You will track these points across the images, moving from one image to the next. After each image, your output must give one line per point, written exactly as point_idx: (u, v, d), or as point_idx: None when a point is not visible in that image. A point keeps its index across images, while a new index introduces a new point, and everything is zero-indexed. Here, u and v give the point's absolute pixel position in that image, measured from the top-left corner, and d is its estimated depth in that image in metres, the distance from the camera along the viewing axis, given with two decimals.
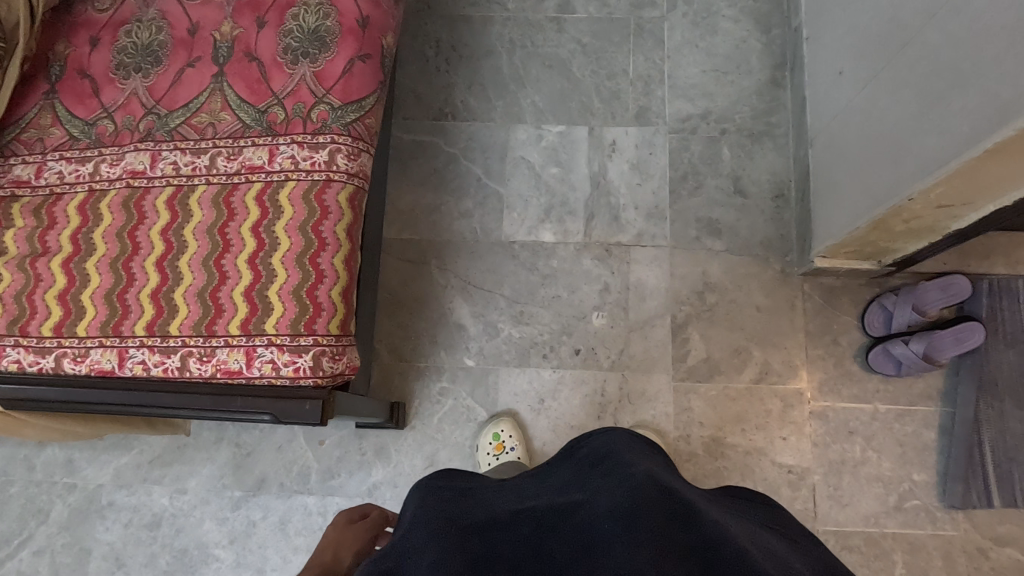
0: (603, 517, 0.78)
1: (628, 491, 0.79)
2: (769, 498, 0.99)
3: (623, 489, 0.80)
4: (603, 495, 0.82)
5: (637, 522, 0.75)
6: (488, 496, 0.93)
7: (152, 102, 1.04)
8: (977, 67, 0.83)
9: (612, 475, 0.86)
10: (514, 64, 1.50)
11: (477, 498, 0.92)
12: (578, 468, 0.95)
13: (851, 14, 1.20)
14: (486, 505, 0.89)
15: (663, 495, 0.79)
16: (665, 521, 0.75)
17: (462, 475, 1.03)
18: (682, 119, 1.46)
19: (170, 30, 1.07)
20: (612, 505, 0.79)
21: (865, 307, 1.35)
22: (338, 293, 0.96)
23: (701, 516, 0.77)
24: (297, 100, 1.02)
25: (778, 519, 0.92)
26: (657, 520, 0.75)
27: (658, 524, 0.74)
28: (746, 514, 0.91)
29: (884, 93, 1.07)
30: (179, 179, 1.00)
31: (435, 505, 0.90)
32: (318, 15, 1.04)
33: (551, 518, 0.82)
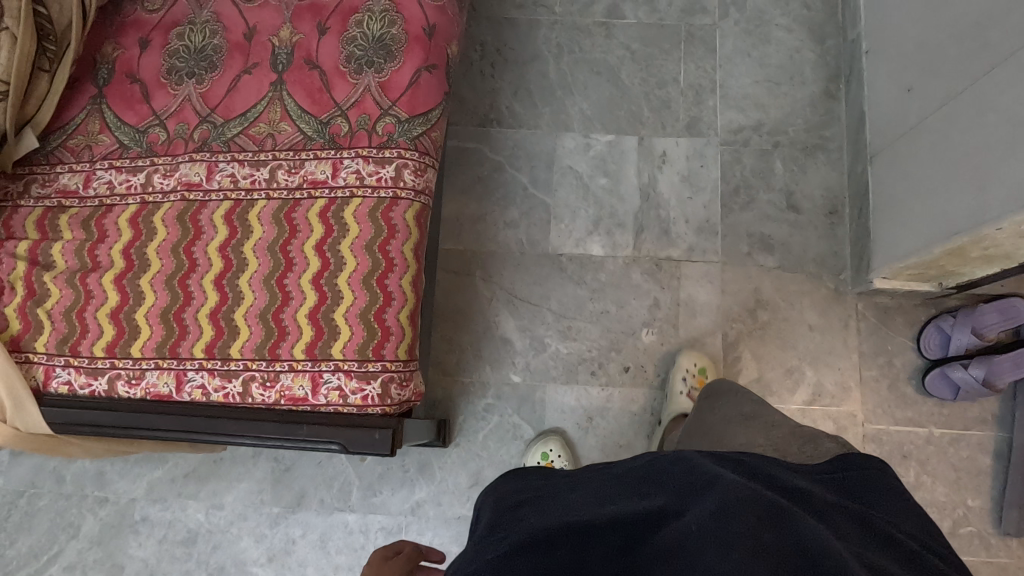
0: (692, 521, 0.66)
1: (719, 495, 0.67)
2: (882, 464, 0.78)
3: (713, 494, 0.68)
4: (692, 501, 0.70)
5: (729, 527, 0.63)
6: (562, 497, 0.81)
7: (207, 110, 1.00)
8: None
9: (700, 475, 0.73)
10: (562, 70, 1.46)
11: (552, 502, 0.80)
12: (658, 457, 0.82)
13: (923, 30, 1.17)
14: (561, 508, 0.77)
15: (759, 497, 0.66)
16: (758, 528, 0.62)
17: (537, 475, 0.92)
18: (735, 130, 1.42)
19: (224, 34, 1.02)
20: (700, 511, 0.66)
21: (920, 329, 1.33)
22: (406, 316, 0.92)
23: (805, 519, 0.64)
24: (361, 111, 0.97)
25: (895, 499, 0.73)
26: (749, 528, 0.62)
27: (750, 530, 0.62)
28: (857, 496, 0.74)
29: (965, 116, 1.04)
30: (237, 193, 0.96)
31: (506, 520, 0.80)
32: (383, 22, 1.00)
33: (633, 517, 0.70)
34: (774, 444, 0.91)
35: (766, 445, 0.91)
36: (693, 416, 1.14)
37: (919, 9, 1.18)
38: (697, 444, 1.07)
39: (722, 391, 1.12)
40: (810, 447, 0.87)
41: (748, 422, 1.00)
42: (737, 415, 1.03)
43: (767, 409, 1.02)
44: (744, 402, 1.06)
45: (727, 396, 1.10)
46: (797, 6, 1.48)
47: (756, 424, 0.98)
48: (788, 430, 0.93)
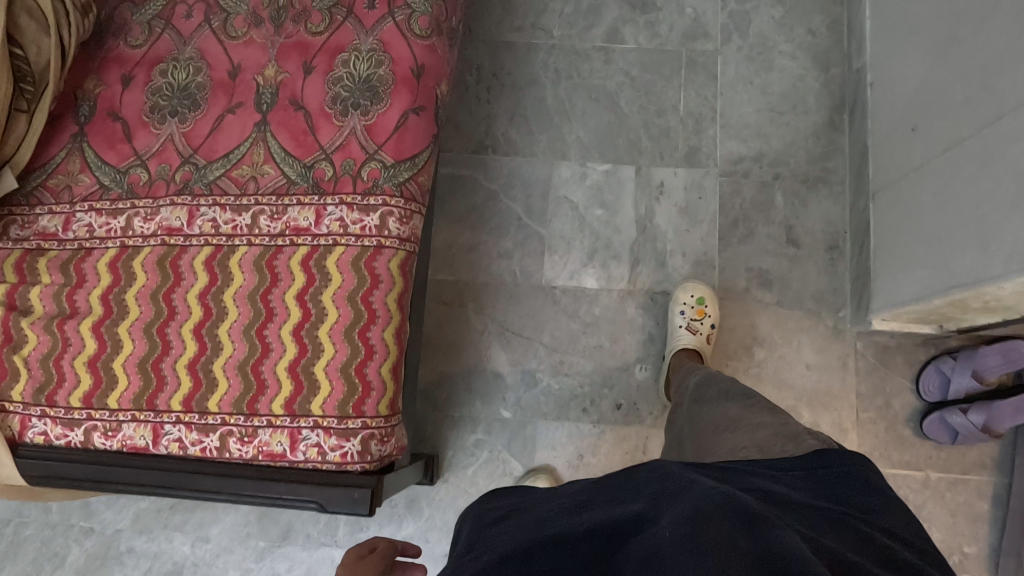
0: (666, 526, 0.62)
1: (692, 500, 0.63)
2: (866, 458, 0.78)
3: (687, 500, 0.64)
4: (666, 504, 0.66)
5: (703, 532, 0.59)
6: (540, 508, 0.77)
7: (190, 150, 0.97)
8: None
9: (675, 480, 0.69)
10: (559, 96, 1.43)
11: (530, 514, 0.77)
12: (632, 468, 0.78)
13: (929, 68, 1.13)
14: (538, 519, 0.74)
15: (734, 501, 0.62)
16: (732, 532, 0.59)
17: (519, 491, 0.88)
18: (735, 161, 1.39)
19: (209, 71, 0.99)
20: (673, 517, 0.62)
21: (920, 369, 1.30)
22: (388, 370, 0.90)
23: (782, 525, 0.60)
24: (346, 155, 0.95)
25: (878, 500, 0.72)
26: (722, 532, 0.59)
27: (724, 534, 0.59)
28: (839, 499, 0.72)
29: (971, 163, 1.00)
30: (218, 239, 0.94)
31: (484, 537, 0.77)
32: (370, 62, 0.97)
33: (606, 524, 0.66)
34: (758, 445, 0.87)
35: (750, 447, 0.88)
36: (686, 420, 1.08)
37: (927, 45, 1.14)
38: (689, 449, 1.02)
39: (712, 394, 1.07)
40: (792, 446, 0.84)
41: (733, 428, 0.95)
42: (725, 420, 0.98)
43: (755, 411, 0.96)
44: (733, 403, 1.00)
45: (717, 400, 1.04)
46: (802, 33, 1.43)
47: (740, 426, 0.93)
48: (772, 430, 0.89)
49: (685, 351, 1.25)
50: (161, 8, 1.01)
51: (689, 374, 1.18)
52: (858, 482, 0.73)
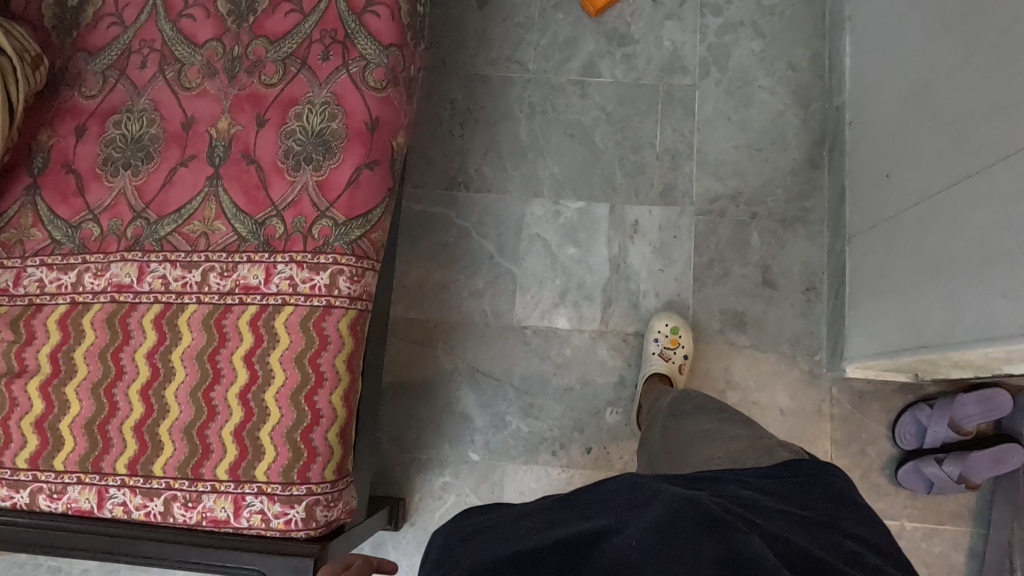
0: (637, 528, 0.65)
1: (661, 508, 0.67)
2: (835, 469, 0.82)
3: (656, 509, 0.67)
4: (635, 510, 0.69)
5: (673, 540, 0.62)
6: (514, 529, 0.75)
7: (142, 205, 0.96)
8: None
9: (643, 492, 0.72)
10: (533, 131, 1.40)
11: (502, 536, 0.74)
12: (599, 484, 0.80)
13: (904, 115, 1.09)
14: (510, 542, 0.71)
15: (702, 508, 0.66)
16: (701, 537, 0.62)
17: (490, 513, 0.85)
18: (711, 200, 1.36)
19: (162, 123, 0.98)
20: (641, 522, 0.65)
21: (896, 416, 1.27)
22: (335, 434, 0.89)
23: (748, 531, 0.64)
24: (298, 212, 0.93)
25: (846, 507, 0.76)
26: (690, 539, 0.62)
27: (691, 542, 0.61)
28: (808, 505, 0.76)
29: (942, 219, 0.96)
30: (168, 296, 0.93)
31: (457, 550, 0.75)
32: (323, 115, 0.95)
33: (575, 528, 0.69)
34: (732, 456, 0.90)
35: (725, 457, 0.90)
36: (660, 435, 1.08)
37: (901, 90, 1.10)
38: (661, 463, 1.03)
39: (688, 410, 1.08)
40: (767, 458, 0.86)
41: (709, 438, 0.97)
42: (701, 432, 0.99)
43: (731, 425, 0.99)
44: (709, 419, 1.02)
45: (693, 414, 1.06)
46: (782, 67, 1.39)
47: (716, 437, 0.96)
48: (746, 444, 0.92)
49: (658, 376, 1.25)
50: (115, 58, 1.00)
51: (661, 396, 1.19)
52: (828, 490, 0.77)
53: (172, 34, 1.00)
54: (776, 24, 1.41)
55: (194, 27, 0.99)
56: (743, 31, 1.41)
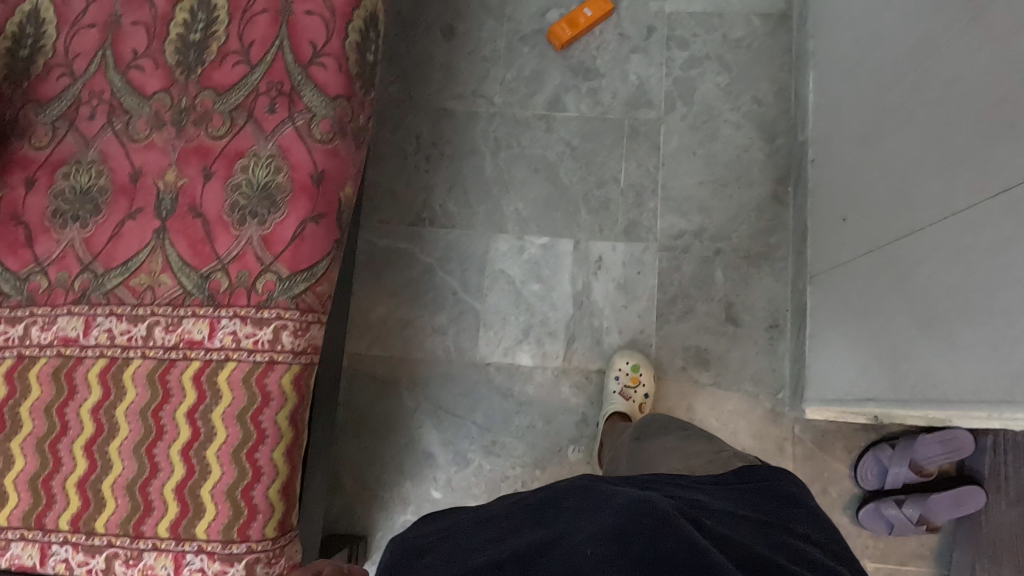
0: (587, 538, 0.66)
1: (611, 513, 0.68)
2: (791, 476, 0.82)
3: (606, 513, 0.68)
4: (586, 517, 0.70)
5: (621, 549, 0.63)
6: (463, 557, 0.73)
7: (90, 257, 0.97)
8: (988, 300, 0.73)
9: (594, 497, 0.73)
10: (498, 166, 1.40)
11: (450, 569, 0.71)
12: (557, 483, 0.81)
13: (858, 160, 1.08)
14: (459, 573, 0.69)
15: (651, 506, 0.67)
16: (648, 540, 0.63)
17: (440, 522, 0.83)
18: (675, 236, 1.36)
19: (110, 175, 0.98)
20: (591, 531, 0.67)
21: (858, 455, 1.27)
22: (276, 491, 0.90)
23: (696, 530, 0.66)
24: (242, 266, 0.94)
25: (797, 506, 0.77)
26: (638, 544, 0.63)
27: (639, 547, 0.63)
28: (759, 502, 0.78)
29: (889, 270, 0.95)
30: (113, 350, 0.93)
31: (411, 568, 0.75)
32: (269, 168, 0.95)
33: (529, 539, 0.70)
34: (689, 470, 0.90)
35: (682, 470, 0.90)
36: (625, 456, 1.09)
37: (856, 133, 1.09)
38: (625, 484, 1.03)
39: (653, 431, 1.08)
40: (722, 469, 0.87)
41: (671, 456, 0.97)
42: (664, 450, 1.00)
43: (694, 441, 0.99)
44: (672, 436, 1.03)
45: (657, 434, 1.07)
46: (748, 101, 1.39)
47: (675, 453, 0.96)
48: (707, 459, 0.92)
49: (618, 415, 1.25)
50: (65, 109, 1.00)
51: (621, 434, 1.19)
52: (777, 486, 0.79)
53: (121, 85, 1.00)
54: (742, 58, 1.40)
55: (143, 78, 1.00)
56: (709, 65, 1.41)
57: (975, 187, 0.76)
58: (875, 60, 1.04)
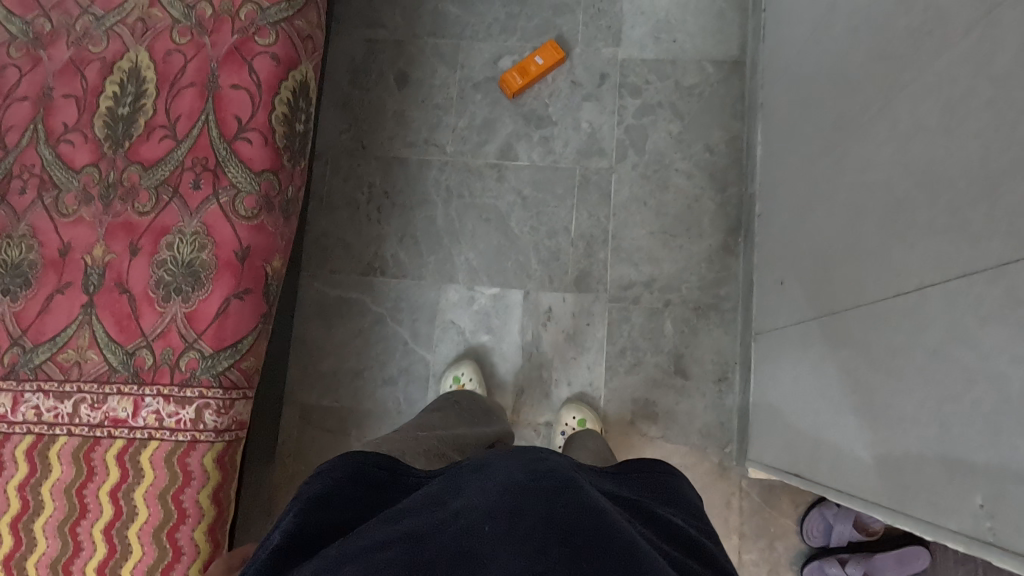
0: (479, 499, 0.61)
1: (502, 477, 0.63)
2: (665, 466, 0.84)
3: (496, 476, 0.64)
4: (477, 480, 0.65)
5: (520, 513, 0.59)
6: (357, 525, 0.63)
7: (19, 331, 0.97)
8: (888, 397, 0.72)
9: (482, 464, 0.68)
10: (449, 215, 1.40)
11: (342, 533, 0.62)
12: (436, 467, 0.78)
13: (795, 225, 1.07)
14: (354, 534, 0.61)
15: (547, 472, 0.63)
16: (548, 507, 0.59)
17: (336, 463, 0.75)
18: (624, 286, 1.34)
19: (40, 250, 0.99)
20: (483, 491, 0.62)
21: (804, 510, 1.25)
22: (197, 570, 0.91)
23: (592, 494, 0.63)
24: (166, 343, 0.94)
25: (668, 494, 0.78)
26: (536, 508, 0.59)
27: (538, 511, 0.59)
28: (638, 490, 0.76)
29: (814, 346, 0.94)
30: (40, 427, 0.93)
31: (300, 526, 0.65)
32: (193, 246, 0.96)
33: (416, 502, 0.65)
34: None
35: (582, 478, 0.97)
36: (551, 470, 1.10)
37: (793, 196, 1.09)
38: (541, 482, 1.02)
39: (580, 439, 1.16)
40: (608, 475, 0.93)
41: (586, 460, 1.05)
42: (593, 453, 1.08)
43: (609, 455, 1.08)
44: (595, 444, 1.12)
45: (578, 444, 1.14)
46: (699, 150, 1.38)
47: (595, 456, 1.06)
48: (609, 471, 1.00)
49: None
50: None
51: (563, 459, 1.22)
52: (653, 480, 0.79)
53: (51, 158, 1.01)
54: (694, 106, 1.40)
55: (72, 152, 1.01)
56: (661, 112, 1.40)
57: (882, 284, 0.75)
58: (811, 126, 1.04)
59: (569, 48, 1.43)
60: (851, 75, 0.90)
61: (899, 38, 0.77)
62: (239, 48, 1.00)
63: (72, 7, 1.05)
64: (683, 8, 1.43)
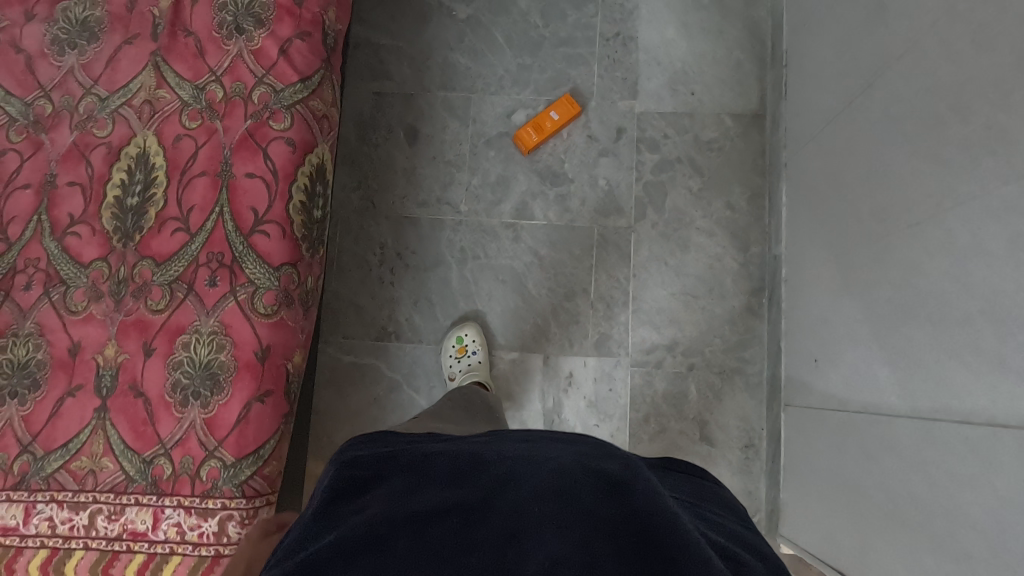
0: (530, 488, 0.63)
1: (553, 464, 0.66)
2: (707, 474, 0.86)
3: (546, 463, 0.66)
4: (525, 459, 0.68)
5: (570, 508, 0.61)
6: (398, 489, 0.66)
7: (29, 436, 0.91)
8: (950, 528, 0.70)
9: (531, 447, 0.71)
10: (464, 277, 1.36)
11: (387, 492, 0.66)
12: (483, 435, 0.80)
13: (831, 305, 1.04)
14: (402, 496, 0.64)
15: (599, 471, 0.65)
16: (595, 503, 0.61)
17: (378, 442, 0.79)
18: (646, 350, 1.32)
19: (49, 347, 0.93)
20: (533, 475, 0.65)
21: None
22: None
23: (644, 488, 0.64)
24: (185, 451, 0.90)
25: (716, 499, 0.80)
26: (584, 495, 0.62)
27: (586, 500, 0.62)
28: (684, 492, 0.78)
29: (858, 443, 0.92)
30: (55, 539, 0.89)
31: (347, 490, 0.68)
32: (211, 347, 0.92)
33: (462, 469, 0.68)
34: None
35: None
36: None
37: (828, 274, 1.06)
38: None
39: None
40: None
41: None
42: None
43: None
44: None
45: None
46: (720, 207, 1.35)
47: None
48: None
49: None
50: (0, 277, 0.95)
51: None
52: (696, 487, 0.81)
53: (57, 251, 0.96)
54: (714, 161, 1.37)
55: (79, 245, 0.96)
56: (680, 168, 1.37)
57: (942, 407, 0.73)
58: (846, 204, 1.01)
59: (584, 101, 1.39)
60: (895, 167, 0.87)
61: (953, 147, 0.74)
62: (253, 133, 0.96)
63: (75, 87, 1.00)
64: (699, 59, 1.40)
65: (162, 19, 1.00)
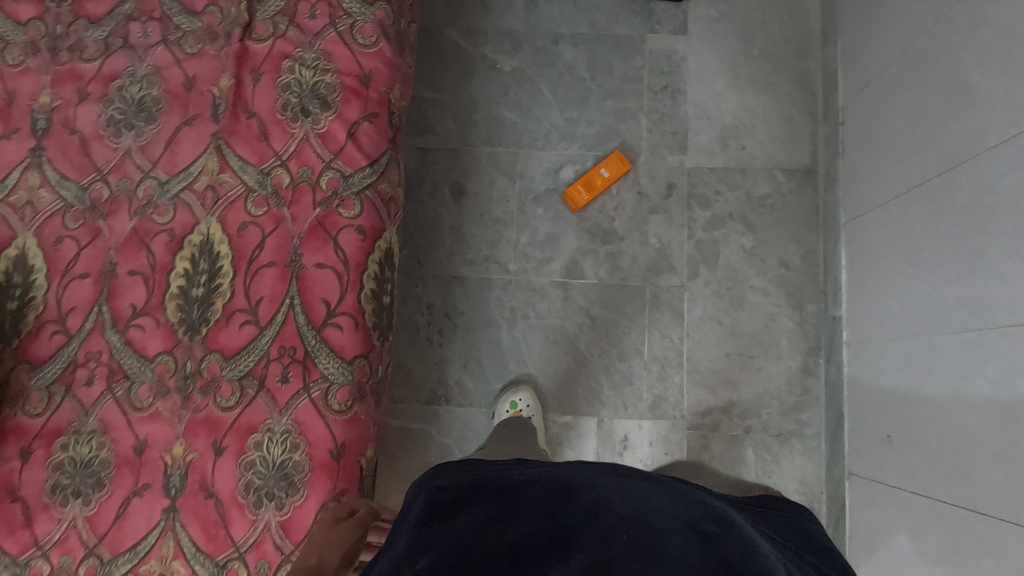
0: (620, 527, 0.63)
1: (645, 509, 0.66)
2: (811, 514, 0.81)
3: (636, 506, 0.66)
4: (614, 496, 0.68)
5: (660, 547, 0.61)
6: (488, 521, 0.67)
7: (94, 539, 0.86)
8: None
9: (621, 484, 0.71)
10: (514, 337, 1.34)
11: (478, 522, 0.67)
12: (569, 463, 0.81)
13: (909, 383, 1.03)
14: (494, 528, 0.66)
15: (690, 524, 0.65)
16: (687, 549, 0.61)
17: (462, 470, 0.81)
18: (702, 412, 1.30)
19: (114, 445, 0.89)
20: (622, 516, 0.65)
21: None
22: None
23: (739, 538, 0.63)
24: (261, 554, 0.88)
25: (810, 539, 0.76)
26: (675, 538, 0.63)
27: (677, 543, 0.62)
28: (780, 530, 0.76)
29: (952, 536, 0.90)
30: None
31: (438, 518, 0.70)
32: (284, 446, 0.89)
33: (551, 503, 0.69)
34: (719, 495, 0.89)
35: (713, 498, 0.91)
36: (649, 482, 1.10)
37: (903, 349, 1.05)
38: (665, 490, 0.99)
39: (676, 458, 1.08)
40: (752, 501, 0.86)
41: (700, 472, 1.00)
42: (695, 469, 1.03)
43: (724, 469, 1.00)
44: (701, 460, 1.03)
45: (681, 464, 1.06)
46: (774, 265, 1.33)
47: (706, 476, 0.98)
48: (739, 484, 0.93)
49: None
50: (60, 372, 0.90)
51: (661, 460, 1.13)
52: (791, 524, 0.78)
53: (120, 344, 0.92)
54: (767, 219, 1.35)
55: (143, 337, 0.92)
56: (733, 225, 1.35)
57: None
58: (925, 284, 1.00)
59: (633, 156, 1.37)
60: (991, 257, 0.86)
61: None
62: (322, 222, 0.94)
63: (133, 170, 0.96)
64: (750, 113, 1.38)
65: (223, 99, 0.96)
